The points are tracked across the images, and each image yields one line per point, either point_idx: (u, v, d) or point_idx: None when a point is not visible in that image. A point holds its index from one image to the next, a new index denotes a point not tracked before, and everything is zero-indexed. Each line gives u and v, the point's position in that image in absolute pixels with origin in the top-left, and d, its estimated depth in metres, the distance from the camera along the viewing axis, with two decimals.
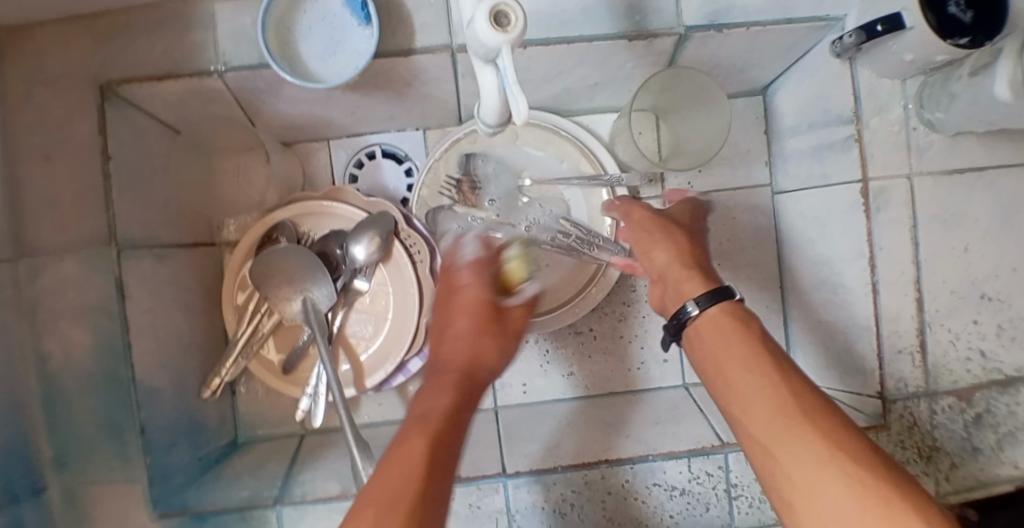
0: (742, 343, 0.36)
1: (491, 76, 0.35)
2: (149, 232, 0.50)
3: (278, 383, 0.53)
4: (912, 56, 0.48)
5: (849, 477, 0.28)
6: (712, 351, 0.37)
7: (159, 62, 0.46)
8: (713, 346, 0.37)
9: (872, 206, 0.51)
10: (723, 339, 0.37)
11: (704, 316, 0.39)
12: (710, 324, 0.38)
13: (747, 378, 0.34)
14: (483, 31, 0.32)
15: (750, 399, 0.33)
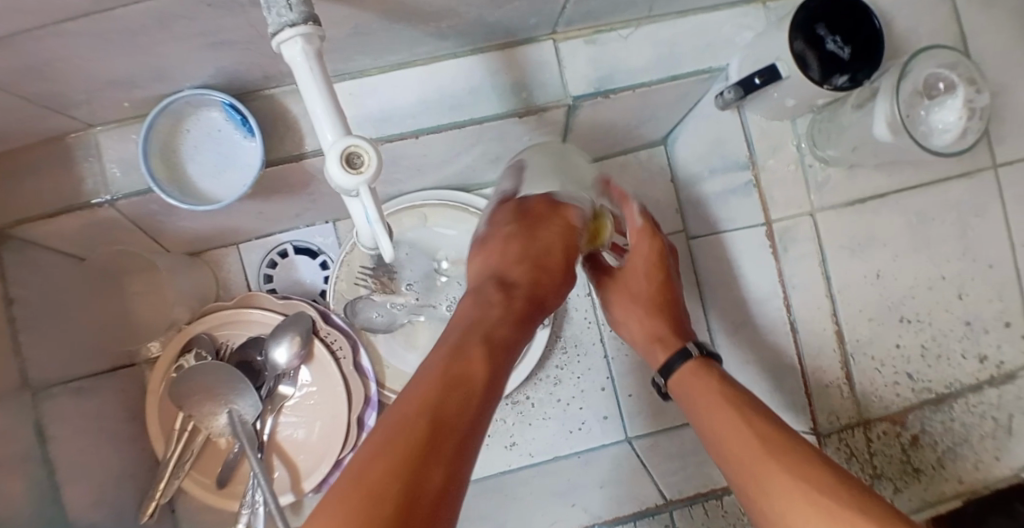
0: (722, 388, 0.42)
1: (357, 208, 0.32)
2: (63, 368, 0.50)
3: (215, 499, 0.52)
4: (794, 100, 0.49)
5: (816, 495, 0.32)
6: (700, 397, 0.42)
7: (48, 201, 0.45)
8: (693, 396, 0.43)
9: (780, 246, 0.52)
10: (707, 386, 0.43)
11: (685, 369, 0.45)
12: (692, 374, 0.45)
13: (727, 418, 0.40)
14: (336, 176, 0.28)
15: (732, 436, 0.38)
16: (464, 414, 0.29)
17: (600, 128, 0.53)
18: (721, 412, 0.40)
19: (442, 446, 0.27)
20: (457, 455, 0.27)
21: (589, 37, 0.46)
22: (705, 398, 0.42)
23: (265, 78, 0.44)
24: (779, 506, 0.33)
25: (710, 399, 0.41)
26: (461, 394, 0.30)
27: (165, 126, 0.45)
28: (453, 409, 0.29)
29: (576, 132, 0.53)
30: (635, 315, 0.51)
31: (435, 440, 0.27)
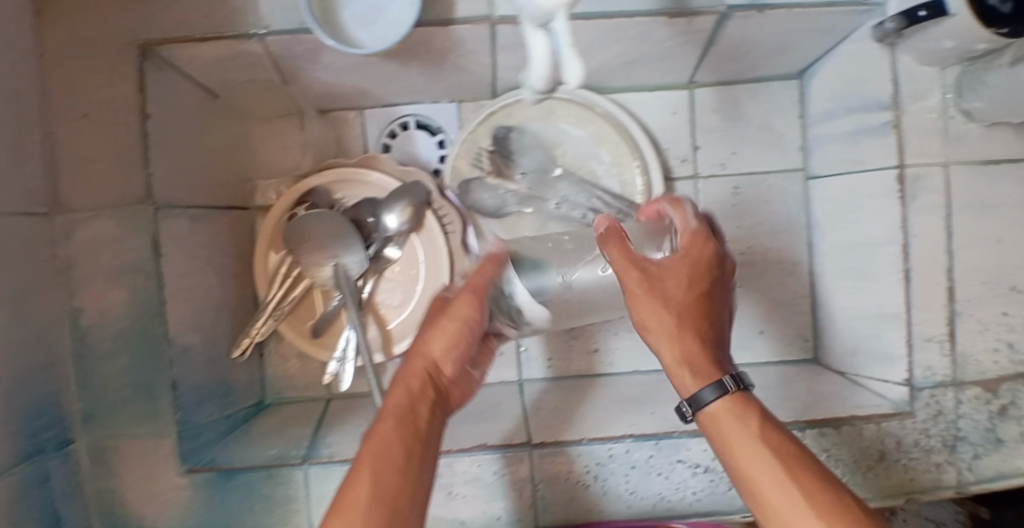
0: (758, 436, 0.32)
1: (542, 41, 0.36)
2: (185, 194, 0.52)
3: (308, 346, 0.56)
4: (952, 42, 0.45)
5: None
6: (739, 453, 0.32)
7: (197, 24, 0.46)
8: (736, 455, 0.32)
9: (909, 192, 0.50)
10: (746, 442, 0.32)
11: (714, 409, 0.33)
12: (733, 422, 0.32)
13: (778, 487, 0.30)
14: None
15: (784, 503, 0.29)
16: (392, 442, 0.33)
17: (738, 46, 0.53)
18: (753, 465, 0.31)
19: (373, 467, 0.31)
20: (396, 473, 0.31)
21: None
22: (738, 447, 0.32)
23: None
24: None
25: (748, 457, 0.31)
26: (386, 426, 0.34)
27: None
28: (388, 443, 0.32)
29: (718, 46, 0.52)
30: (679, 352, 0.34)
31: (364, 464, 0.31)
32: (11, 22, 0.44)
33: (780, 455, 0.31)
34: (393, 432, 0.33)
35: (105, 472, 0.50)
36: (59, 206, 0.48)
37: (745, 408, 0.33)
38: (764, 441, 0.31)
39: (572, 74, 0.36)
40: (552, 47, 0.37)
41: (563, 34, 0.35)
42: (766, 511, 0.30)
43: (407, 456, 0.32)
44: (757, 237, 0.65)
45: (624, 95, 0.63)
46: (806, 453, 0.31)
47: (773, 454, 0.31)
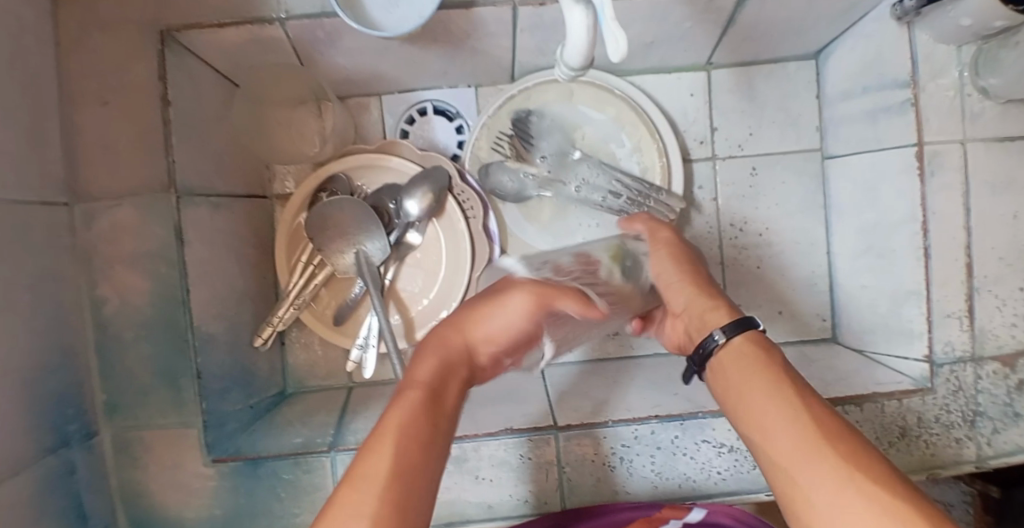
0: (759, 362, 0.34)
1: (580, 16, 0.38)
2: (205, 182, 0.52)
3: (329, 333, 0.56)
4: (970, 20, 0.46)
5: (846, 478, 0.27)
6: (734, 376, 0.35)
7: (218, 9, 0.47)
8: (729, 380, 0.35)
9: (928, 169, 0.50)
10: (739, 367, 0.35)
11: (725, 351, 0.36)
12: (738, 353, 0.36)
13: (762, 400, 0.33)
14: None
15: (763, 416, 0.32)
16: (410, 415, 0.31)
17: (756, 26, 0.53)
18: (741, 385, 0.34)
19: (389, 441, 0.30)
20: (413, 448, 0.30)
21: None
22: (734, 373, 0.35)
23: None
24: (817, 499, 0.28)
25: (739, 379, 0.34)
26: (408, 396, 0.32)
27: None
28: (397, 417, 0.31)
29: (737, 27, 0.53)
30: (694, 318, 0.39)
31: (380, 438, 0.30)
32: (31, 8, 0.44)
33: (774, 378, 0.33)
34: (405, 405, 0.32)
35: (128, 463, 0.49)
36: (79, 195, 0.47)
37: (752, 342, 0.36)
38: (762, 366, 0.34)
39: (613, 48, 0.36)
40: (591, 20, 0.38)
41: (603, 9, 0.36)
42: (747, 421, 0.33)
43: (423, 433, 0.31)
44: (774, 218, 0.65)
45: (641, 78, 0.63)
46: (801, 381, 0.34)
47: (765, 374, 0.34)
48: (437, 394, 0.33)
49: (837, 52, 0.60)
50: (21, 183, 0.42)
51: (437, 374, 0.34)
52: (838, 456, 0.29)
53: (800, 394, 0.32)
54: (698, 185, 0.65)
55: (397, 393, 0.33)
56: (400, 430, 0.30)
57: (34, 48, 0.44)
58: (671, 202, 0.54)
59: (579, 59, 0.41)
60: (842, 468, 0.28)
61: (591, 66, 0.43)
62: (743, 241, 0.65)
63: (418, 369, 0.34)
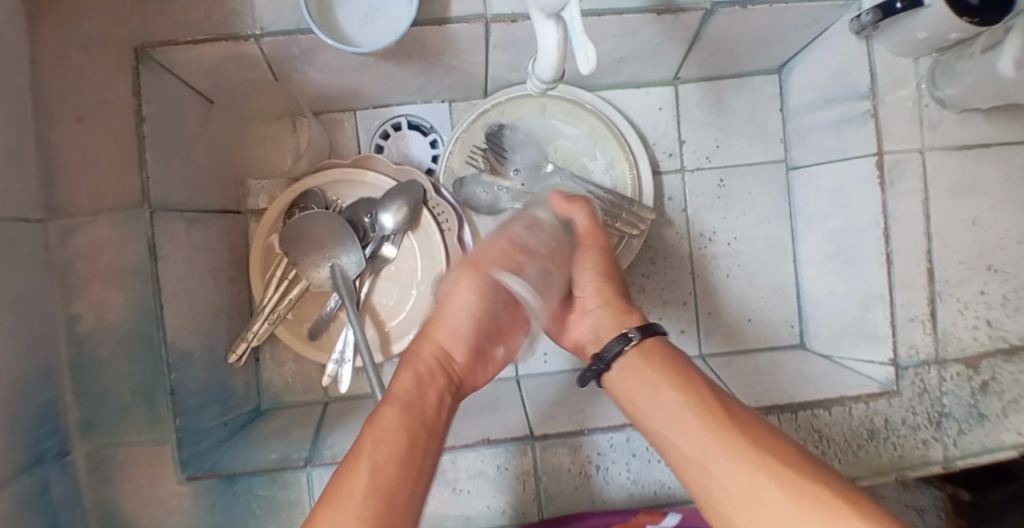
0: (659, 367, 0.37)
1: (552, 31, 0.39)
2: (180, 197, 0.52)
3: (305, 348, 0.56)
4: (925, 33, 0.49)
5: (756, 466, 0.30)
6: (640, 385, 0.37)
7: (195, 28, 0.48)
8: (637, 390, 0.37)
9: (888, 178, 0.52)
10: (645, 376, 0.37)
11: (632, 356, 0.38)
12: (636, 364, 0.38)
13: (669, 404, 0.35)
14: None
15: (674, 417, 0.34)
16: (403, 438, 0.33)
17: (723, 41, 0.55)
18: (646, 397, 0.36)
19: (382, 461, 0.31)
20: (406, 468, 0.32)
21: None
22: (638, 385, 0.37)
23: None
24: (729, 488, 0.30)
25: (646, 390, 0.36)
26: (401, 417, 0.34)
27: None
28: (391, 439, 0.32)
29: (704, 41, 0.54)
30: (606, 319, 0.42)
31: (371, 459, 0.31)
32: (5, 26, 0.44)
33: (677, 383, 0.36)
34: (398, 427, 0.33)
35: (101, 482, 0.49)
36: (54, 213, 0.47)
37: (652, 349, 0.38)
38: (662, 371, 0.36)
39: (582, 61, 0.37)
40: (562, 36, 0.40)
41: (573, 23, 0.38)
42: (656, 428, 0.35)
43: (411, 457, 0.32)
44: (744, 227, 0.66)
45: (613, 92, 0.64)
46: (699, 380, 0.36)
47: (666, 381, 0.36)
48: (425, 420, 0.35)
49: (800, 65, 0.62)
50: None
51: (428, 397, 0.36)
52: (742, 448, 0.31)
53: (701, 392, 0.35)
54: (669, 197, 0.66)
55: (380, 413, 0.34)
56: (393, 449, 0.32)
57: (7, 67, 0.44)
58: (643, 213, 0.56)
59: (551, 71, 0.43)
60: (748, 458, 0.31)
61: (562, 79, 0.45)
62: (716, 250, 0.66)
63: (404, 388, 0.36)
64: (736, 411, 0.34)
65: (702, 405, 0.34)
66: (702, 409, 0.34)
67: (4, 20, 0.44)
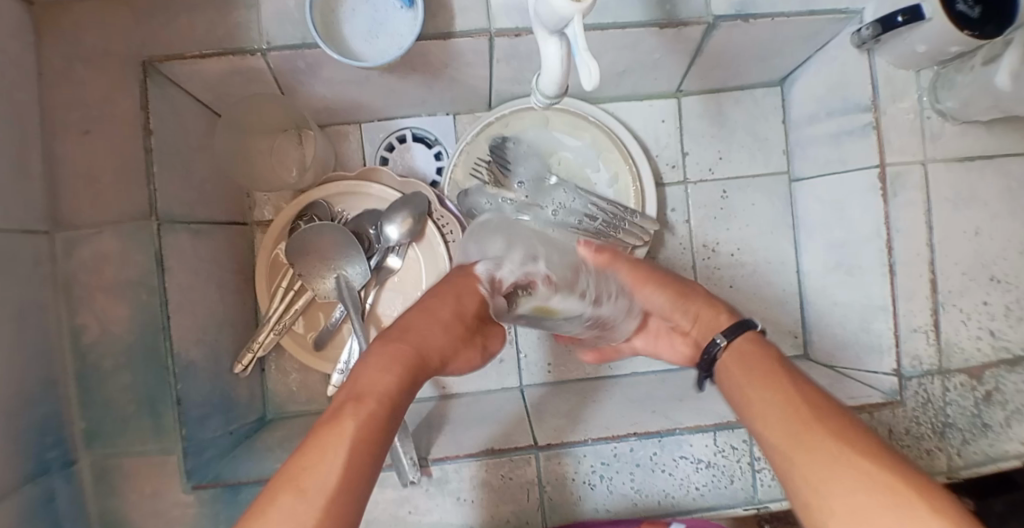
0: (764, 358, 0.40)
1: (555, 47, 0.40)
2: (187, 209, 0.53)
3: (310, 359, 0.57)
4: (925, 46, 0.49)
5: (847, 455, 0.32)
6: (740, 373, 0.40)
7: (201, 42, 0.48)
8: (740, 378, 0.40)
9: (890, 190, 0.52)
10: (749, 363, 0.40)
11: (729, 353, 0.42)
12: (742, 351, 0.41)
13: (766, 393, 0.37)
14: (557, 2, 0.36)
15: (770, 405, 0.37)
16: (364, 426, 0.31)
17: (724, 54, 0.56)
18: (749, 386, 0.39)
19: (342, 443, 0.30)
20: (363, 452, 0.31)
21: None
22: (741, 376, 0.40)
23: None
24: (821, 474, 0.32)
25: (745, 378, 0.39)
26: (364, 405, 0.32)
27: None
28: (353, 423, 0.31)
29: (705, 55, 0.55)
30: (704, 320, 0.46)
31: (330, 439, 0.30)
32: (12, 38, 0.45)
33: (776, 374, 0.38)
34: (361, 414, 0.32)
35: (106, 491, 0.49)
36: (60, 224, 0.48)
37: (751, 348, 0.41)
38: (767, 361, 0.39)
39: (586, 76, 0.38)
40: (565, 51, 0.41)
41: (575, 41, 0.38)
42: (753, 410, 0.38)
43: (367, 448, 0.31)
44: (745, 238, 0.67)
45: (615, 105, 0.65)
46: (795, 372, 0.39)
47: (767, 370, 0.39)
48: (389, 407, 0.33)
49: (801, 78, 0.63)
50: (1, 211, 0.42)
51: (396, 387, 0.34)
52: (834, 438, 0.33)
53: (793, 384, 0.37)
54: (671, 208, 0.66)
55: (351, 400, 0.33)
56: (350, 436, 0.31)
57: (16, 79, 0.45)
58: (645, 223, 0.56)
59: (555, 88, 0.44)
60: (837, 445, 0.32)
61: (565, 94, 0.45)
62: (718, 260, 0.67)
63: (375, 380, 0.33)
64: (824, 402, 0.36)
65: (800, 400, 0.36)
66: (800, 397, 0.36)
67: (13, 33, 0.45)
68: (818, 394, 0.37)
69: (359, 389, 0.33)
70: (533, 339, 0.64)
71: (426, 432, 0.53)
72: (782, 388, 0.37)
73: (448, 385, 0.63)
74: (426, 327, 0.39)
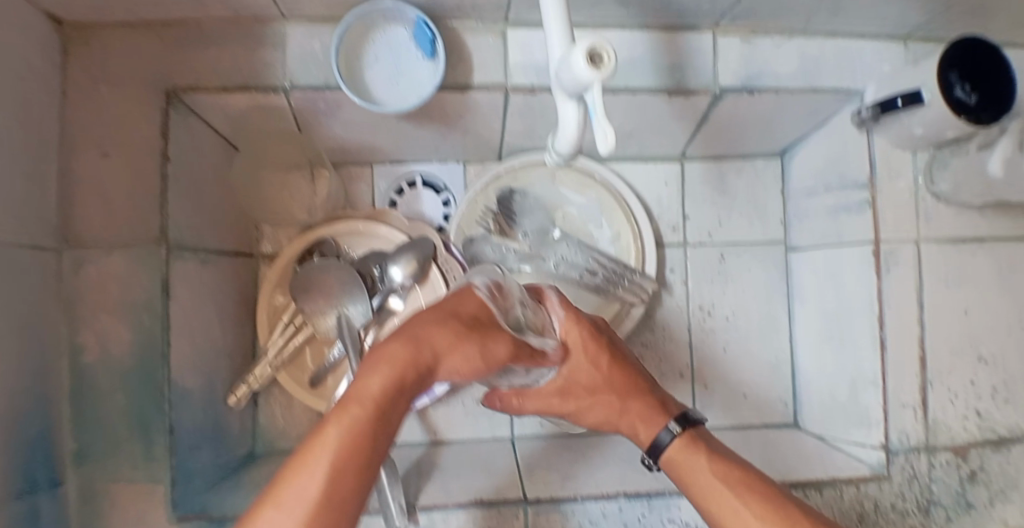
0: (722, 467, 0.40)
1: (573, 110, 0.41)
2: (196, 236, 0.53)
3: (306, 395, 0.58)
4: (921, 129, 0.51)
5: None
6: (702, 485, 0.40)
7: (226, 76, 0.50)
8: (703, 492, 0.40)
9: (883, 265, 0.54)
10: (705, 472, 0.40)
11: (671, 454, 0.43)
12: (691, 457, 0.42)
13: (741, 512, 0.38)
14: (579, 69, 0.37)
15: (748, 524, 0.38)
16: (349, 440, 0.28)
17: (729, 124, 0.58)
18: (724, 499, 0.39)
19: (324, 459, 0.28)
20: (346, 475, 0.28)
21: (746, 36, 0.52)
22: (706, 488, 0.40)
23: (456, 6, 0.47)
24: None
25: (708, 493, 0.40)
26: (350, 415, 0.29)
27: (357, 29, 0.49)
28: (338, 435, 0.28)
29: (711, 123, 0.57)
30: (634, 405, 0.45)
31: (311, 455, 0.28)
32: (43, 56, 0.46)
33: (744, 485, 0.39)
34: (346, 424, 0.29)
35: (91, 515, 0.49)
36: (68, 243, 0.49)
37: (693, 449, 0.42)
38: (727, 469, 0.40)
39: (601, 141, 0.39)
40: (582, 115, 0.42)
41: (593, 106, 0.39)
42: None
43: (353, 467, 0.28)
44: (741, 302, 0.68)
45: (620, 165, 0.67)
46: (745, 475, 0.40)
47: (730, 482, 0.39)
48: (379, 419, 0.29)
49: (801, 152, 0.65)
50: (14, 226, 0.43)
51: (386, 402, 0.30)
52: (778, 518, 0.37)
53: (751, 485, 0.39)
54: (670, 269, 0.68)
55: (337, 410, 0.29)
56: (335, 458, 0.28)
57: (40, 97, 0.46)
58: (644, 283, 0.58)
59: (570, 149, 0.45)
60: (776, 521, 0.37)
61: (579, 154, 0.46)
62: (714, 323, 0.67)
63: (364, 385, 0.29)
64: (768, 491, 0.39)
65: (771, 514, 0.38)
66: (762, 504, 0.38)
67: (41, 53, 0.46)
68: (766, 484, 0.39)
69: (346, 395, 0.30)
70: None
71: (415, 478, 0.54)
72: (746, 495, 0.39)
73: (439, 431, 0.63)
74: (433, 322, 0.33)
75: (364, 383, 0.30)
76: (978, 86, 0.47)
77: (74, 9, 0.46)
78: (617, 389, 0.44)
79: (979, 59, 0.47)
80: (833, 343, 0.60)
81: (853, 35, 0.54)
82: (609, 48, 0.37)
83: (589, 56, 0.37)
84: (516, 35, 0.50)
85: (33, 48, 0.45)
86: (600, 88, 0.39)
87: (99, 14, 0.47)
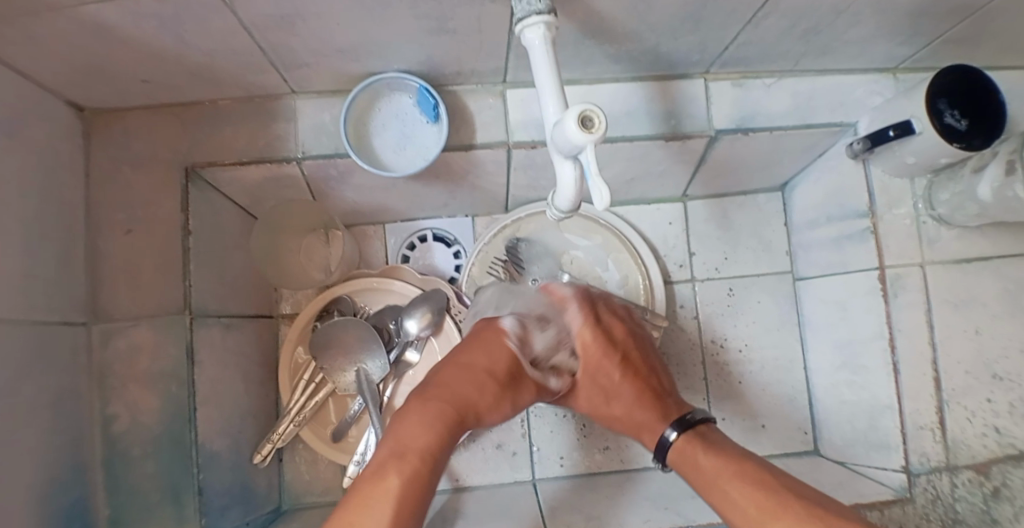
0: (722, 456, 0.41)
1: (570, 168, 0.42)
2: (218, 304, 0.55)
3: (328, 451, 0.60)
4: (914, 158, 0.53)
5: (802, 523, 0.35)
6: (700, 477, 0.41)
7: (242, 150, 0.52)
8: (705, 478, 0.41)
9: (890, 291, 0.55)
10: (703, 465, 0.41)
11: (676, 452, 0.44)
12: (690, 452, 0.43)
13: (742, 498, 0.38)
14: (572, 133, 0.37)
15: (750, 513, 0.38)
16: (407, 485, 0.37)
17: (727, 163, 0.60)
18: (728, 479, 0.39)
19: (387, 501, 0.36)
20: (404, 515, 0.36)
21: (737, 80, 0.54)
22: (708, 472, 0.41)
23: (456, 73, 0.50)
24: None
25: (709, 478, 0.40)
26: (410, 466, 0.38)
27: (365, 97, 0.51)
28: (396, 483, 0.37)
29: (709, 164, 0.59)
30: (637, 415, 0.47)
31: (376, 497, 0.36)
32: (68, 140, 0.49)
33: (741, 473, 0.39)
34: (404, 474, 0.37)
35: None
36: (97, 316, 0.50)
37: (691, 446, 0.43)
38: (724, 460, 0.41)
39: (596, 199, 0.39)
40: (579, 173, 0.42)
41: (589, 166, 0.39)
42: (737, 510, 0.38)
43: (406, 513, 0.36)
44: (753, 335, 0.69)
45: (624, 208, 0.69)
46: (752, 461, 0.41)
47: (730, 474, 0.40)
48: (428, 466, 0.39)
49: (801, 185, 0.67)
50: (45, 305, 0.44)
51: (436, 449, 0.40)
52: (777, 502, 0.37)
53: (760, 470, 0.40)
54: (680, 305, 0.69)
55: (399, 455, 0.38)
56: (390, 500, 0.36)
57: (67, 179, 0.48)
58: (655, 319, 0.60)
59: (569, 204, 0.45)
60: (779, 506, 0.37)
61: (579, 210, 0.46)
62: (727, 353, 0.68)
63: (418, 438, 0.39)
64: (777, 479, 0.39)
65: (767, 500, 0.38)
66: (771, 488, 0.38)
67: (66, 138, 0.48)
68: (768, 470, 0.40)
69: (404, 447, 0.39)
70: (545, 432, 0.65)
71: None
72: (751, 479, 0.39)
73: (462, 477, 0.64)
74: (465, 381, 0.45)
75: (408, 435, 0.40)
76: (966, 112, 0.49)
77: (101, 98, 0.49)
78: (626, 397, 0.48)
79: (970, 87, 0.49)
80: (848, 367, 0.61)
81: (843, 71, 0.56)
82: (600, 111, 0.38)
83: (581, 120, 0.38)
84: (515, 97, 0.53)
85: (59, 136, 0.47)
86: (595, 150, 0.39)
87: (123, 100, 0.50)
